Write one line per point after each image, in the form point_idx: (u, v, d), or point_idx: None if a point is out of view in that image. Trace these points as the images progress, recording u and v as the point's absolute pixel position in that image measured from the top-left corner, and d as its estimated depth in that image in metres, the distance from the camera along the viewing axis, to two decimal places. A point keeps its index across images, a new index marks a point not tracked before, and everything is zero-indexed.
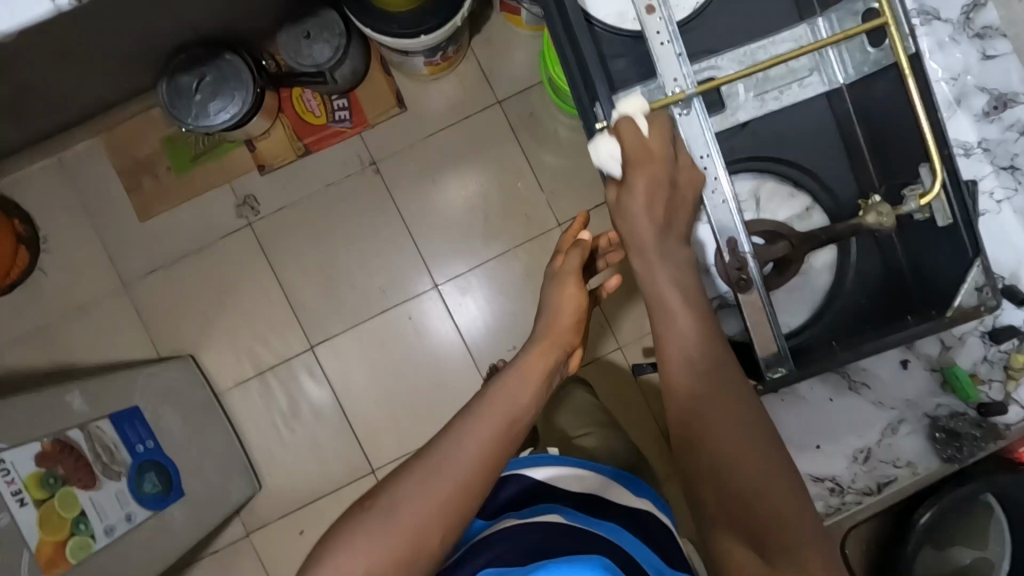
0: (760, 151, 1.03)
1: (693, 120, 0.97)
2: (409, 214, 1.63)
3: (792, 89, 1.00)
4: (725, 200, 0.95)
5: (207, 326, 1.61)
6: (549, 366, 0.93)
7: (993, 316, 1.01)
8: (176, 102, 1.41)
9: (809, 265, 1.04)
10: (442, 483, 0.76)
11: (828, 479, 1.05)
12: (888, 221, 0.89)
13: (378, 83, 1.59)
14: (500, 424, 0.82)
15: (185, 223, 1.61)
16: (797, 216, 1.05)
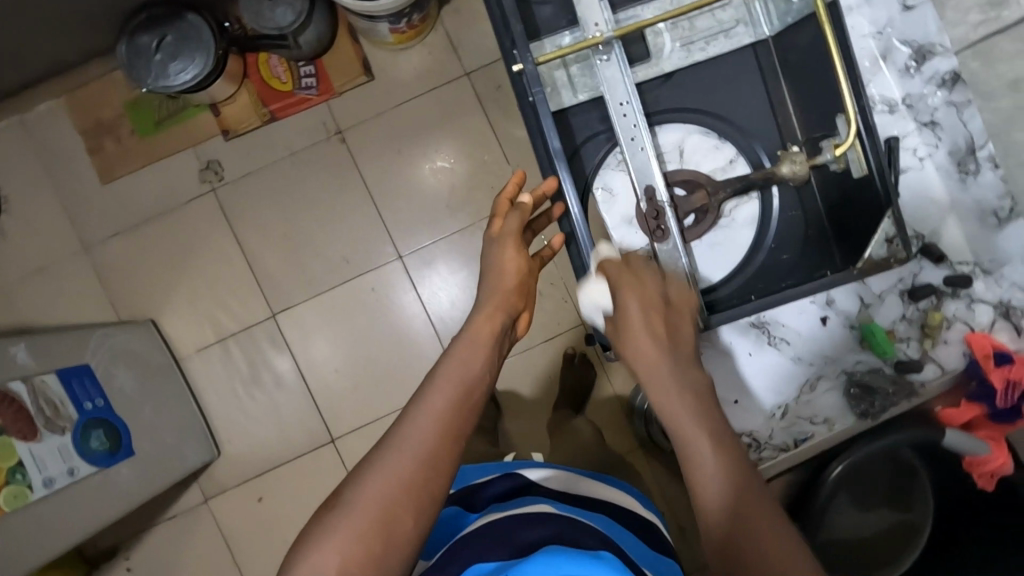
0: (684, 102, 1.08)
1: (614, 66, 0.97)
2: (374, 185, 1.62)
3: (718, 40, 1.05)
4: (643, 148, 0.97)
5: (169, 291, 1.61)
6: (495, 326, 0.88)
7: (910, 273, 1.06)
8: (134, 60, 1.40)
9: (728, 216, 1.06)
10: (402, 466, 0.70)
11: (748, 435, 1.04)
12: (801, 170, 0.96)
13: (345, 51, 1.58)
14: (454, 394, 0.76)
15: (149, 187, 1.60)
16: (720, 168, 1.08)
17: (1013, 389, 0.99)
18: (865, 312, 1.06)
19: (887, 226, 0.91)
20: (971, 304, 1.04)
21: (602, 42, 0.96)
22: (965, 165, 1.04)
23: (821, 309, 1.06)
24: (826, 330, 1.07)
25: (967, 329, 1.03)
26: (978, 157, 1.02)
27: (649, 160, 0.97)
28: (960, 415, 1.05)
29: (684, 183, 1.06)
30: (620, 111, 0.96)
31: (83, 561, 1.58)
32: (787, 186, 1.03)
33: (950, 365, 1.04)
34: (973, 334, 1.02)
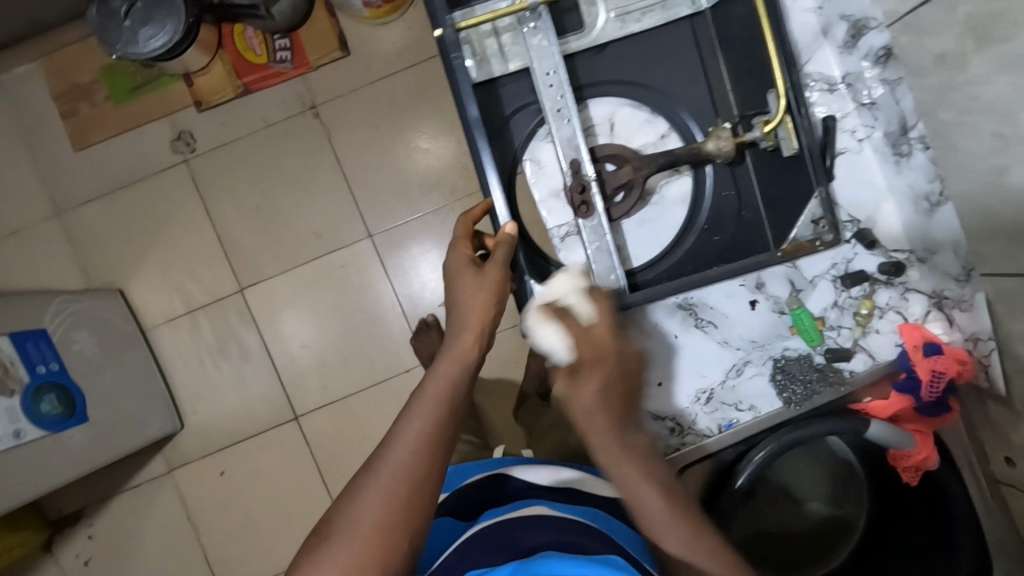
0: (614, 74, 0.95)
1: (540, 33, 0.85)
2: (348, 161, 1.60)
3: (655, 12, 0.91)
4: (569, 121, 0.84)
5: (139, 260, 1.60)
6: (477, 341, 0.81)
7: (844, 259, 0.83)
8: (106, 24, 1.38)
9: (660, 194, 0.95)
10: (394, 489, 0.68)
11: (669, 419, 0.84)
12: (728, 147, 0.84)
13: (322, 24, 1.55)
14: (437, 408, 0.74)
15: (123, 155, 1.59)
16: (650, 143, 0.95)
17: (937, 378, 0.80)
18: (796, 297, 0.84)
19: (846, 213, 0.84)
20: (904, 296, 0.83)
21: (529, 8, 0.83)
22: (899, 148, 0.80)
23: (749, 291, 0.85)
24: (754, 317, 0.85)
25: (900, 318, 0.83)
26: (910, 138, 0.79)
27: (577, 133, 0.85)
28: (885, 407, 0.83)
29: (611, 160, 0.93)
30: (546, 82, 0.84)
31: (45, 525, 1.59)
32: (719, 168, 0.94)
33: (882, 359, 0.82)
34: (905, 323, 0.82)
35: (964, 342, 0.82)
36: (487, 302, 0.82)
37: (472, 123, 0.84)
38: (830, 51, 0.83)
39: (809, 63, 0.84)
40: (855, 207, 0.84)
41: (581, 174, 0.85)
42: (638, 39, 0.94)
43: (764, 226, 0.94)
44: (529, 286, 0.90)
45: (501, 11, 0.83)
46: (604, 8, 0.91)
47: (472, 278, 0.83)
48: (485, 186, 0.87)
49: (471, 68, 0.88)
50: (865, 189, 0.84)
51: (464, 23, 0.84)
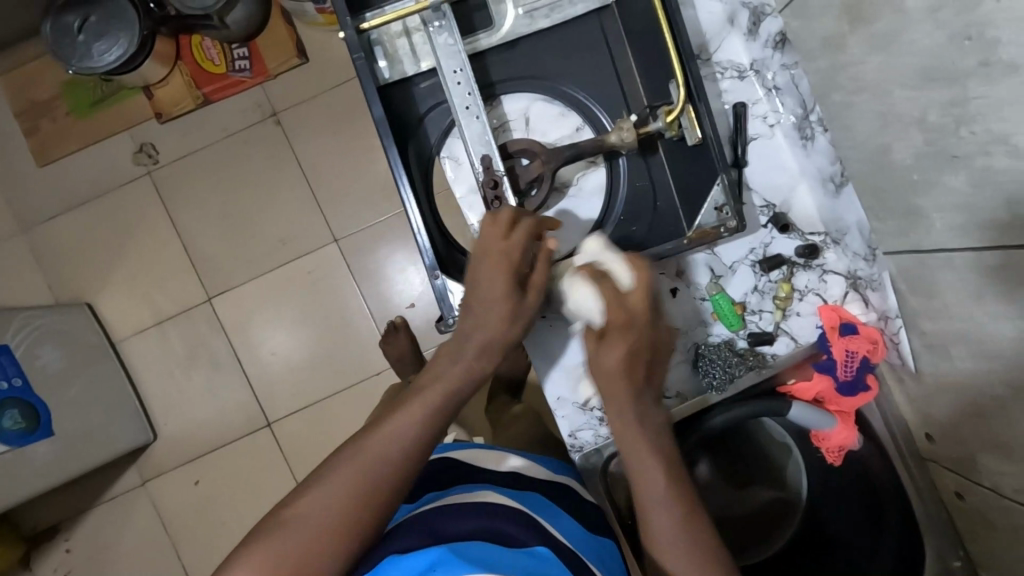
0: (524, 69, 0.92)
1: (445, 31, 0.82)
2: (310, 167, 1.61)
3: (564, 6, 0.88)
4: (478, 117, 0.82)
5: (105, 274, 1.61)
6: (474, 359, 0.79)
7: (762, 244, 0.84)
8: (61, 40, 1.39)
9: (577, 185, 0.92)
10: (359, 485, 0.69)
11: (595, 408, 0.91)
12: (631, 138, 0.82)
13: (279, 32, 1.56)
14: (417, 413, 0.74)
15: (86, 169, 1.60)
16: (565, 137, 0.93)
17: (851, 358, 0.82)
18: (716, 283, 0.85)
19: (758, 197, 0.84)
20: (822, 277, 0.83)
21: (430, 7, 0.81)
22: (804, 132, 0.81)
23: (670, 280, 0.85)
24: (676, 306, 0.85)
25: (820, 300, 0.84)
26: (811, 122, 0.80)
27: (487, 130, 0.83)
28: (808, 388, 0.86)
29: (524, 154, 0.89)
30: (453, 79, 0.82)
31: (22, 540, 1.60)
32: (630, 160, 0.90)
33: (801, 339, 0.84)
34: (823, 305, 0.83)
35: (876, 322, 0.82)
36: (494, 324, 0.78)
37: (376, 122, 0.80)
38: (736, 39, 0.83)
39: (718, 51, 0.84)
40: (768, 191, 0.84)
41: (492, 169, 0.83)
42: (545, 34, 0.91)
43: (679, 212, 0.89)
44: (437, 282, 0.85)
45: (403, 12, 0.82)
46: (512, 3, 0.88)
47: (483, 288, 0.78)
48: (397, 186, 0.82)
49: (381, 69, 0.87)
50: (779, 173, 0.83)
51: (370, 24, 0.82)
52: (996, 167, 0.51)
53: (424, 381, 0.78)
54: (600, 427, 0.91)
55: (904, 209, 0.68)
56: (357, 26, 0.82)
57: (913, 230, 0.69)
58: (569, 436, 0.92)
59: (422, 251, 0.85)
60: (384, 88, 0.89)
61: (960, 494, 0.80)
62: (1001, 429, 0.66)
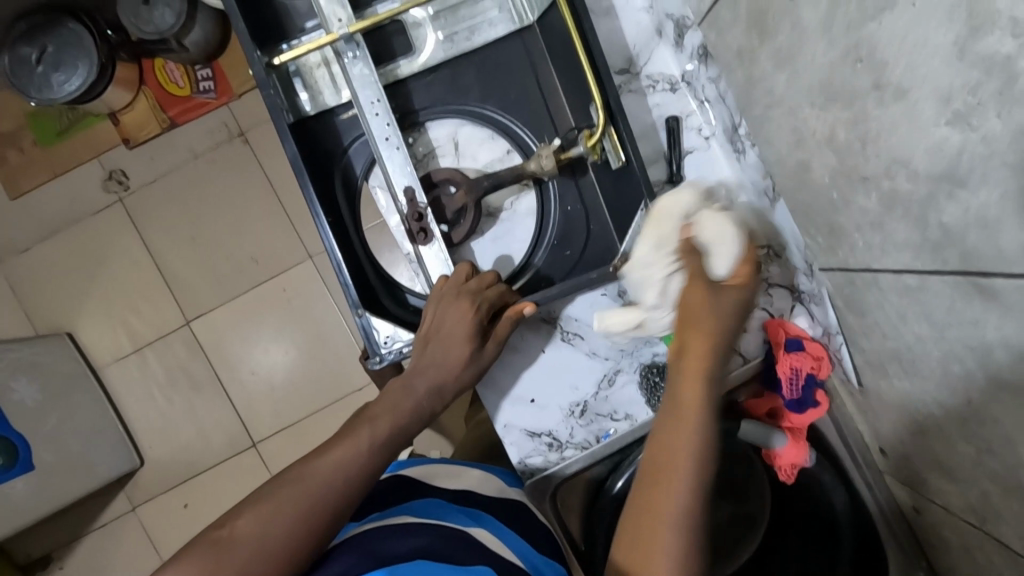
0: (451, 97, 0.93)
1: (362, 64, 0.84)
2: (280, 184, 1.60)
3: (481, 29, 0.90)
4: (398, 148, 0.84)
5: (81, 303, 1.61)
6: (424, 396, 0.81)
7: None
8: (18, 73, 1.38)
9: (510, 209, 0.93)
10: (303, 509, 0.68)
11: (544, 434, 0.91)
12: (550, 165, 0.85)
13: (239, 50, 1.54)
14: (361, 440, 0.75)
15: (56, 199, 1.59)
16: (496, 160, 0.94)
17: (796, 375, 0.81)
18: None
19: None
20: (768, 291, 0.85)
21: (341, 38, 0.83)
22: (735, 145, 0.83)
23: (613, 299, 0.90)
24: None
25: (768, 315, 0.84)
26: (740, 135, 0.81)
27: (408, 161, 0.84)
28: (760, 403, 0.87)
29: (449, 183, 0.91)
30: (372, 110, 0.84)
31: (15, 570, 1.62)
32: (561, 184, 0.92)
33: (752, 356, 0.86)
34: (771, 321, 0.84)
35: (821, 336, 0.81)
36: (450, 366, 0.82)
37: (289, 161, 0.80)
38: (662, 53, 0.87)
39: (648, 63, 0.87)
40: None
41: (415, 201, 0.84)
42: (471, 58, 0.92)
43: (612, 233, 0.91)
44: (360, 320, 0.84)
45: (315, 43, 0.82)
46: (432, 30, 0.91)
47: (449, 331, 0.82)
48: (315, 222, 0.82)
49: (303, 102, 0.89)
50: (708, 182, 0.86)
51: (282, 58, 0.83)
52: (902, 190, 0.53)
53: (375, 410, 0.80)
54: (550, 452, 0.91)
55: (828, 226, 0.69)
56: (267, 62, 0.83)
57: (839, 247, 0.68)
58: (518, 462, 0.92)
59: (346, 287, 0.84)
60: (297, 120, 0.88)
61: (916, 509, 0.78)
62: (937, 446, 0.66)
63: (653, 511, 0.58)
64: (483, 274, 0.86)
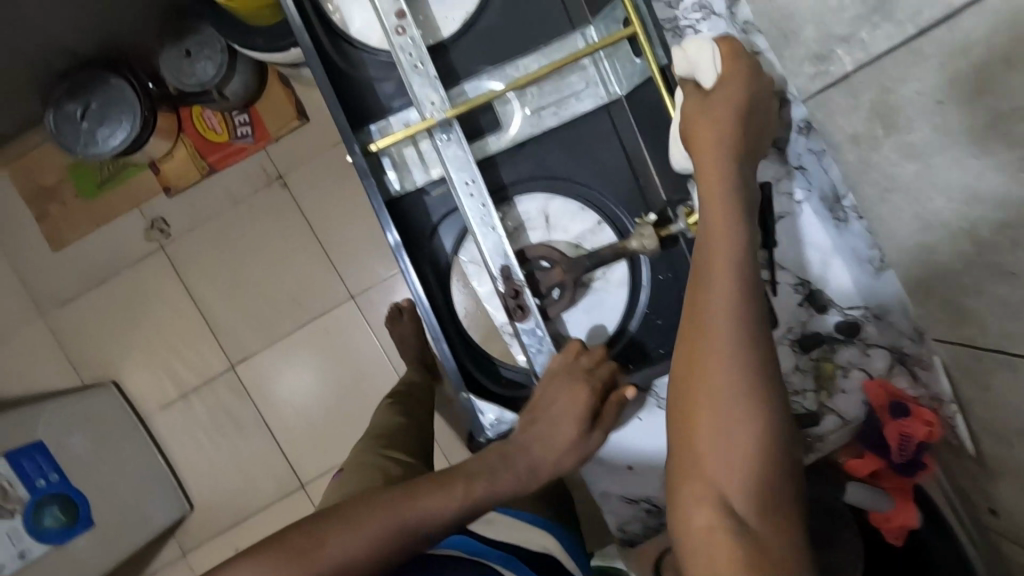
0: (540, 169, 0.99)
1: (455, 145, 0.90)
2: (320, 226, 1.60)
3: (569, 104, 0.94)
4: (493, 228, 0.90)
5: (127, 351, 1.62)
6: (522, 475, 0.77)
7: (799, 323, 0.92)
8: (63, 129, 1.40)
9: (603, 280, 0.99)
10: (373, 557, 0.64)
11: (645, 497, 1.00)
12: (651, 244, 0.89)
13: (277, 96, 1.55)
14: (448, 511, 0.70)
15: (100, 248, 1.61)
16: (586, 233, 0.99)
17: (906, 440, 0.82)
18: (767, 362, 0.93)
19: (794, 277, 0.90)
20: (864, 352, 0.90)
21: (438, 123, 0.89)
22: (837, 214, 0.83)
23: None
24: None
25: (866, 375, 0.91)
26: (844, 206, 0.82)
27: (503, 240, 0.90)
28: (864, 464, 0.86)
29: (543, 258, 0.96)
30: (465, 191, 0.90)
31: None
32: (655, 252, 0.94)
33: (853, 416, 0.91)
34: (872, 381, 0.87)
35: (931, 402, 0.82)
36: (558, 447, 0.81)
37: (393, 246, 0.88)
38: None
39: None
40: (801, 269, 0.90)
41: (511, 278, 0.90)
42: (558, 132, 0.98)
43: None
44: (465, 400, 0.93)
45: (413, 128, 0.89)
46: (521, 107, 0.95)
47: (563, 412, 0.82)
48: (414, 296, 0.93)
49: (394, 181, 0.95)
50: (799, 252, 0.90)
51: (377, 144, 0.90)
52: None
53: (476, 467, 0.75)
54: (653, 510, 1.00)
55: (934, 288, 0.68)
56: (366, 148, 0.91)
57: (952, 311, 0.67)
58: (618, 525, 1.04)
59: (445, 360, 0.93)
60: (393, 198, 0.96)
61: None
62: None
63: (693, 457, 0.61)
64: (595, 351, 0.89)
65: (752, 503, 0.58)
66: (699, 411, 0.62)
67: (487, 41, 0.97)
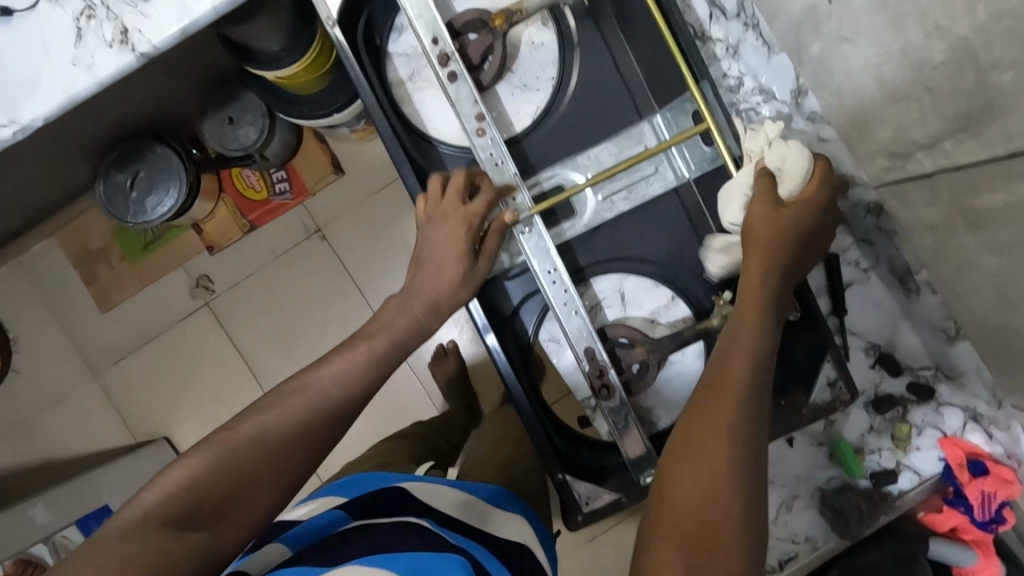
0: (618, 250, 0.94)
1: (536, 238, 0.86)
2: (360, 275, 1.64)
3: (640, 186, 0.90)
4: (576, 312, 0.86)
5: (176, 406, 1.66)
6: (417, 316, 0.78)
7: (872, 384, 0.93)
8: (113, 199, 1.45)
9: (681, 351, 0.94)
10: (252, 450, 0.62)
11: None
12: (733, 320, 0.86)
13: (314, 153, 1.59)
14: (340, 402, 0.68)
15: (146, 306, 1.65)
16: (662, 308, 0.94)
17: (985, 498, 0.87)
18: (833, 429, 0.94)
19: (860, 339, 0.93)
20: (937, 409, 0.91)
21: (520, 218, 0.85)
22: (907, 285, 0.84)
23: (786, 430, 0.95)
24: (795, 452, 0.95)
25: (939, 433, 0.91)
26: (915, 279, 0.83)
27: (587, 323, 0.86)
28: (943, 519, 0.94)
29: (620, 334, 0.93)
30: (549, 278, 0.86)
31: None
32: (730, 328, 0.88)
33: (926, 473, 0.91)
34: (944, 440, 0.90)
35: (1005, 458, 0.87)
36: (444, 283, 0.80)
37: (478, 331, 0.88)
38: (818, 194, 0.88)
39: None
40: (866, 331, 0.93)
41: (595, 359, 0.86)
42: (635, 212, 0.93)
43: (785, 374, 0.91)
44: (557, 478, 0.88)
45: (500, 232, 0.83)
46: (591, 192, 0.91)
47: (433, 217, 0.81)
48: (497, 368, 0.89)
49: None
50: (873, 310, 0.92)
51: None
52: None
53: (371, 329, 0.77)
54: None
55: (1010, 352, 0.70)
56: None
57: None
58: None
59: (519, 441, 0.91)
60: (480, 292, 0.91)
61: None
62: None
63: (687, 452, 0.57)
64: (481, 187, 0.82)
65: (732, 514, 0.52)
66: (700, 417, 0.59)
67: (563, 131, 0.91)
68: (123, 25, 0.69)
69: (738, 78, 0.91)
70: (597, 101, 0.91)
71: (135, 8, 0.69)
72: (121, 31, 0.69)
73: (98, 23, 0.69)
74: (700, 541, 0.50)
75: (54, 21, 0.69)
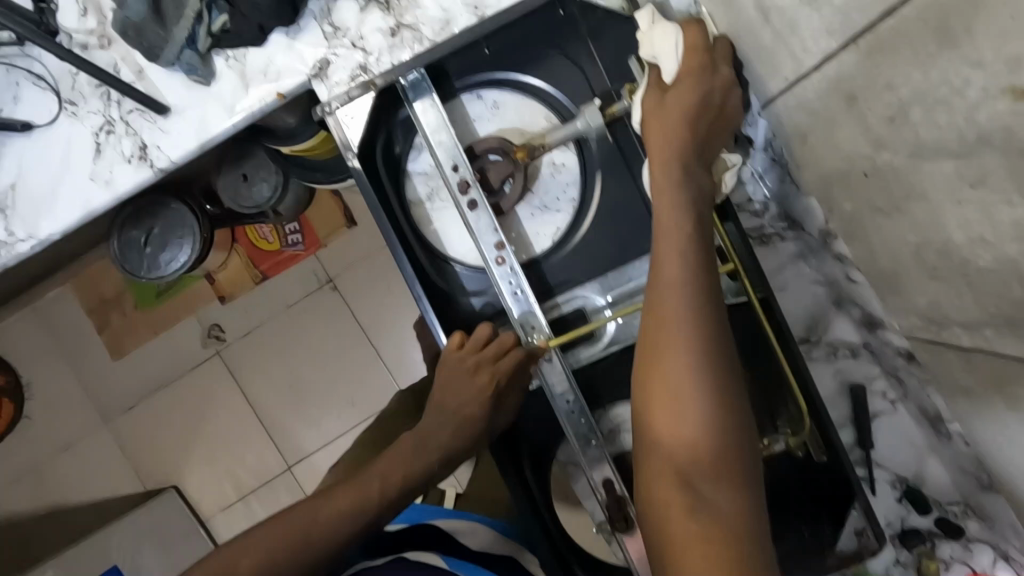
0: None
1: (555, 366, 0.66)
2: (371, 327, 1.63)
3: None
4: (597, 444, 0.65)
5: (188, 454, 1.65)
6: (434, 460, 0.72)
7: (897, 516, 0.69)
8: (126, 254, 1.43)
9: None
10: (313, 532, 0.66)
11: None
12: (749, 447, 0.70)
13: (326, 205, 1.59)
14: (386, 488, 0.69)
15: (158, 356, 1.65)
16: None
17: None
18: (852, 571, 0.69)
19: (884, 471, 0.68)
20: (966, 545, 0.63)
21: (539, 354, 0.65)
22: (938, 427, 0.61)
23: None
24: None
25: None
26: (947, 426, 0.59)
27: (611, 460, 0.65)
28: None
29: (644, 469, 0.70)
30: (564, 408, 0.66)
31: None
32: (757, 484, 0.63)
33: None
34: None
35: None
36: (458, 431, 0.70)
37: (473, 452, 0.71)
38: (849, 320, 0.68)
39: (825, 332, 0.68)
40: (896, 463, 0.67)
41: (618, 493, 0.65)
42: None
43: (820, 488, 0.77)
44: None
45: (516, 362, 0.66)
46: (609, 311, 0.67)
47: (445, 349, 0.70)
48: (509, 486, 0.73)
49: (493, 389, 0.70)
50: (902, 448, 0.67)
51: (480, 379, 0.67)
52: None
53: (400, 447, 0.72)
54: None
55: None
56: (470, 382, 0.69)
57: None
58: None
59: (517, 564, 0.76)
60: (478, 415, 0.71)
61: None
62: None
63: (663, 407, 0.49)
64: (499, 343, 0.67)
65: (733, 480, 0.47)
66: (657, 374, 0.51)
67: (584, 261, 0.68)
68: (141, 140, 0.69)
69: (763, 210, 0.67)
70: (624, 191, 0.67)
71: (155, 124, 0.69)
72: (139, 146, 0.69)
73: (117, 139, 0.69)
74: (718, 529, 0.45)
75: (74, 136, 0.69)
